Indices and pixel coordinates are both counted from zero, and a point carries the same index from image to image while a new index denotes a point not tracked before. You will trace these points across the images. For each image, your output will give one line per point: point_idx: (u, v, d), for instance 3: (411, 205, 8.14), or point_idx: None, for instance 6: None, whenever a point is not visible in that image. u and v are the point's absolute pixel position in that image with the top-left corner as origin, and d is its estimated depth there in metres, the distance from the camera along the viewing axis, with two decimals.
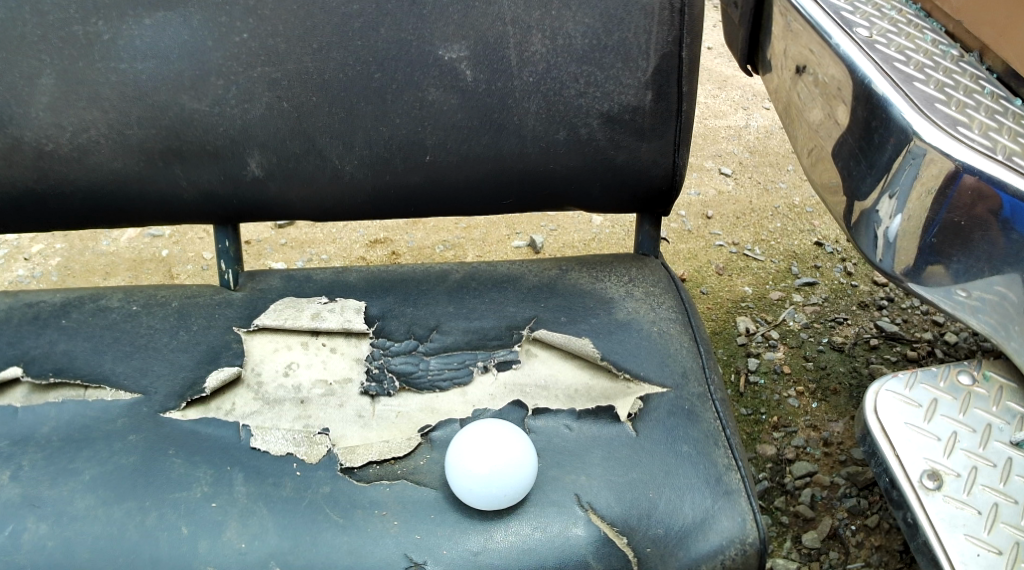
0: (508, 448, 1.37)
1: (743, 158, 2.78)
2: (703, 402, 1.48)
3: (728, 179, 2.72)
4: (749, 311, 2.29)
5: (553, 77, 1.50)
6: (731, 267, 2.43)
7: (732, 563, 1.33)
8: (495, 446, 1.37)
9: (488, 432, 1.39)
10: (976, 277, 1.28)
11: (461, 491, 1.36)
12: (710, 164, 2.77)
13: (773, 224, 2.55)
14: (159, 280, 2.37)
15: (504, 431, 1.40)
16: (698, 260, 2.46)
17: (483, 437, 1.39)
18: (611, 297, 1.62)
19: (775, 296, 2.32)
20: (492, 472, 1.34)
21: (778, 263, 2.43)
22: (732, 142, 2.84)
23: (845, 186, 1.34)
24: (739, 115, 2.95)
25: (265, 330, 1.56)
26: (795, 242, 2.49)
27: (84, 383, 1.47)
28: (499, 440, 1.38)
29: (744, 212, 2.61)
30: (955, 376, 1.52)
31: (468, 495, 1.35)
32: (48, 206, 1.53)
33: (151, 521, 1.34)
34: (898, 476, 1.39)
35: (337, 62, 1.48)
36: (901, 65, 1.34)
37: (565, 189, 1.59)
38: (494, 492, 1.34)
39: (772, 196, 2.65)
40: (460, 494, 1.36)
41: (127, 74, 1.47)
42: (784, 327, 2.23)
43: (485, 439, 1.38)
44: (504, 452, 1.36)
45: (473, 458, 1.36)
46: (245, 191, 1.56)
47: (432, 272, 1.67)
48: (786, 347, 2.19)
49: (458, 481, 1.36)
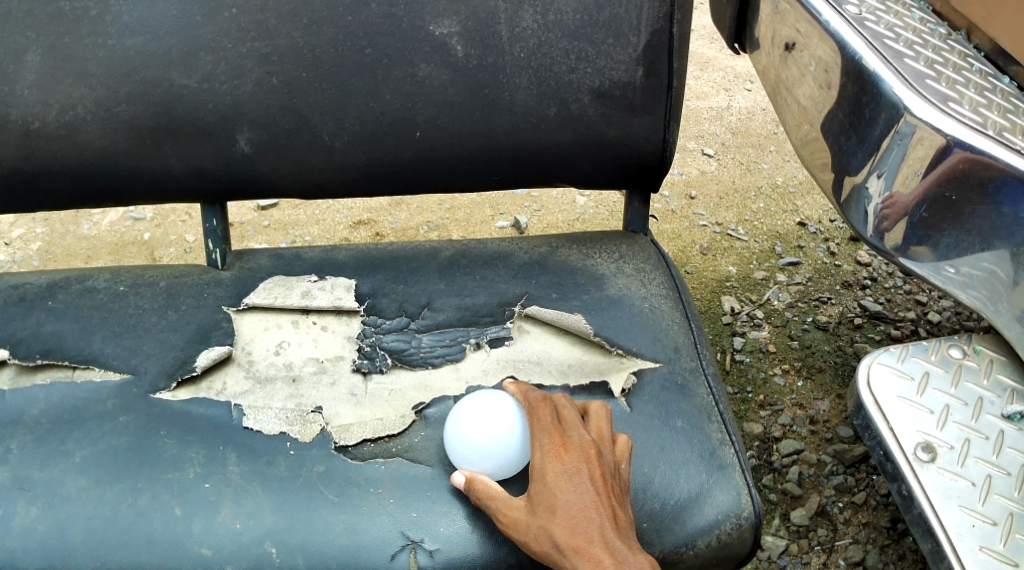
0: (507, 417, 1.37)
1: (725, 139, 2.76)
2: (695, 377, 1.48)
3: (711, 159, 2.69)
4: (734, 291, 2.28)
5: (545, 52, 1.48)
6: (715, 247, 2.42)
7: (727, 537, 1.34)
8: (492, 416, 1.37)
9: (481, 402, 1.39)
10: (967, 252, 1.28)
11: (460, 460, 1.36)
12: (693, 145, 2.74)
13: (757, 204, 2.54)
14: (143, 263, 2.37)
15: (498, 400, 1.39)
16: (683, 240, 2.44)
17: (477, 407, 1.38)
18: (602, 273, 1.61)
19: (759, 276, 2.31)
20: (485, 441, 1.34)
21: (763, 243, 2.42)
22: (714, 124, 2.81)
23: (835, 163, 1.33)
24: (721, 96, 2.91)
25: (255, 309, 1.55)
26: (778, 222, 2.47)
27: (72, 363, 1.47)
28: (503, 409, 1.38)
29: (728, 192, 2.58)
30: (945, 350, 1.50)
31: (467, 464, 1.35)
32: (37, 185, 1.53)
33: (144, 502, 1.35)
34: (892, 449, 1.39)
35: (328, 38, 1.47)
36: (891, 42, 1.32)
37: (556, 167, 1.58)
38: (490, 460, 1.34)
39: (755, 176, 2.63)
40: (459, 463, 1.36)
41: (115, 49, 1.45)
42: (768, 306, 2.23)
43: (480, 409, 1.37)
44: (502, 421, 1.36)
45: (471, 428, 1.36)
46: (235, 168, 1.55)
47: (422, 250, 1.66)
48: (771, 326, 2.18)
49: (455, 451, 1.36)
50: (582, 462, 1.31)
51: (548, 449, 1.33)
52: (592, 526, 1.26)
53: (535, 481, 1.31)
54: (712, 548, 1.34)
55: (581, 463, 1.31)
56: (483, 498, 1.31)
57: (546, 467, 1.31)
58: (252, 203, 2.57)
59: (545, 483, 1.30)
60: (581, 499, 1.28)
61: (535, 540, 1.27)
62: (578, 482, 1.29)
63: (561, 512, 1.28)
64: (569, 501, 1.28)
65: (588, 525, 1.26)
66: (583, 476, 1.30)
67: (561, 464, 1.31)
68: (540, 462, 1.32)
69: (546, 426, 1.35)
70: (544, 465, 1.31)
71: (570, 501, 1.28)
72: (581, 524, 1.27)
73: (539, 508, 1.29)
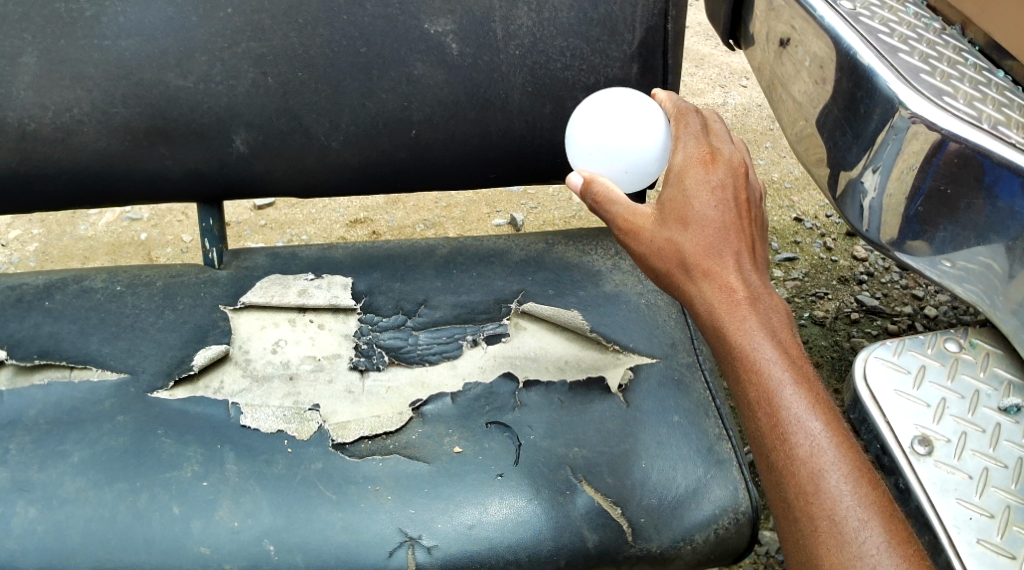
0: (643, 121, 1.32)
1: None
2: (692, 372, 1.48)
3: None
4: None
5: (539, 50, 1.48)
6: None
7: (725, 531, 1.34)
8: (624, 117, 1.31)
9: (616, 96, 1.33)
10: (962, 246, 1.28)
11: (583, 162, 1.34)
12: None
13: None
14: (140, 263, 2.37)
15: (638, 100, 1.34)
16: None
17: (609, 102, 1.33)
18: (598, 270, 1.61)
19: None
20: (616, 145, 1.31)
21: None
22: None
23: (830, 158, 1.33)
24: (716, 92, 2.91)
25: (252, 307, 1.56)
26: (774, 218, 2.47)
27: (70, 364, 1.47)
28: (640, 115, 1.32)
29: None
30: (942, 343, 1.44)
31: (592, 167, 1.34)
32: (34, 188, 1.53)
33: (143, 502, 1.35)
34: (888, 442, 1.36)
35: (323, 37, 1.47)
36: (886, 38, 1.32)
37: (552, 162, 1.59)
38: (617, 165, 1.32)
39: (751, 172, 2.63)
40: (584, 164, 1.34)
41: (110, 51, 1.45)
42: None
43: (621, 107, 1.32)
44: (635, 126, 1.31)
45: (596, 129, 1.32)
46: (231, 168, 1.55)
47: (418, 248, 1.66)
48: None
49: (575, 151, 1.34)
50: (728, 177, 1.26)
51: (692, 157, 1.27)
52: (728, 248, 1.22)
53: (672, 184, 1.25)
54: (710, 543, 1.34)
55: (727, 177, 1.26)
56: (600, 202, 1.27)
57: (689, 173, 1.25)
58: (248, 201, 2.57)
59: (683, 189, 1.24)
60: (722, 217, 1.23)
61: (659, 251, 1.24)
62: (720, 198, 1.24)
63: (696, 225, 1.22)
64: (708, 215, 1.22)
65: (724, 245, 1.22)
66: (727, 192, 1.25)
67: (705, 173, 1.25)
68: (683, 168, 1.26)
69: (693, 133, 1.31)
70: (686, 170, 1.25)
71: (709, 216, 1.22)
72: (716, 244, 1.22)
73: (670, 217, 1.24)
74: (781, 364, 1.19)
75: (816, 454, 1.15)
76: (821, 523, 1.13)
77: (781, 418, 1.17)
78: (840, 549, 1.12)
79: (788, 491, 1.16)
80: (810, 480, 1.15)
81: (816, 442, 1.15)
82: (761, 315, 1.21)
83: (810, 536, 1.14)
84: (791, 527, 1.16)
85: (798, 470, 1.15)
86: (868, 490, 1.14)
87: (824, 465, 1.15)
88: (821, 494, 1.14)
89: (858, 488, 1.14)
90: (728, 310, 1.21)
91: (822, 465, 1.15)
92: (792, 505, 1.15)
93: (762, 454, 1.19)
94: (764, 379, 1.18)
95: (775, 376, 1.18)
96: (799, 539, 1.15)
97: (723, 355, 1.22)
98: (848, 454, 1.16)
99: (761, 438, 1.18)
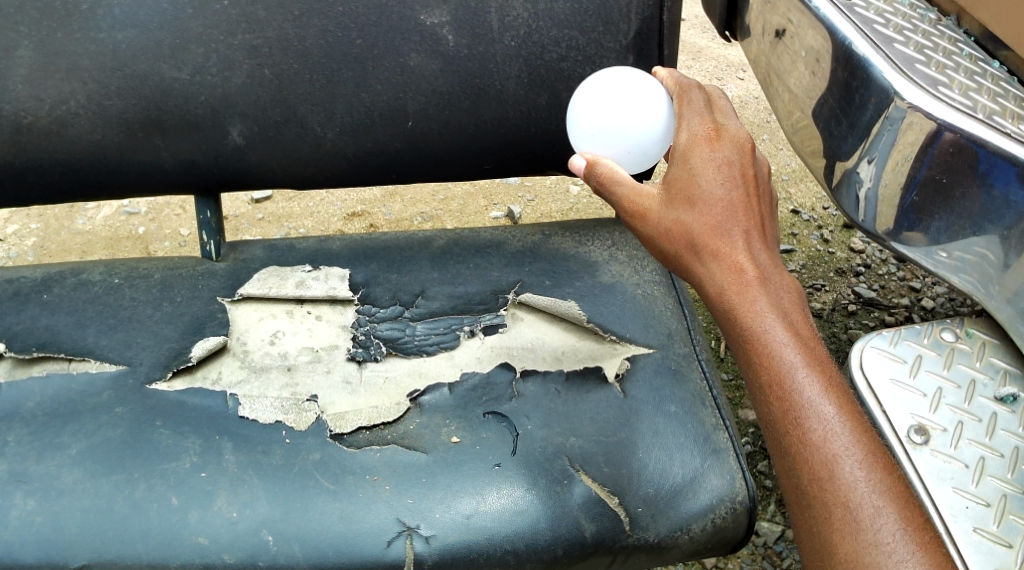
0: (643, 101, 1.32)
1: None
2: (689, 362, 1.49)
3: None
4: None
5: (535, 40, 1.48)
6: None
7: (721, 521, 1.35)
8: (626, 98, 1.32)
9: (616, 77, 1.34)
10: (957, 235, 1.28)
11: (585, 144, 1.34)
12: None
13: None
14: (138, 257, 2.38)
15: (640, 78, 1.34)
16: None
17: (611, 82, 1.33)
18: (595, 260, 1.62)
19: None
20: (619, 126, 1.31)
21: None
22: None
23: (826, 148, 1.33)
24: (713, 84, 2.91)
25: (250, 299, 1.56)
26: None
27: (68, 356, 1.48)
28: (642, 95, 1.33)
29: None
30: (938, 333, 1.44)
31: (595, 149, 1.34)
32: (28, 181, 1.53)
33: (140, 493, 1.35)
34: (885, 431, 1.35)
35: (317, 28, 1.47)
36: (881, 28, 1.32)
37: (547, 153, 1.59)
38: (620, 146, 1.32)
39: None
40: (586, 147, 1.35)
41: (105, 43, 1.45)
42: None
43: (621, 87, 1.33)
44: (637, 106, 1.31)
45: (597, 110, 1.32)
46: (227, 160, 1.55)
47: (415, 239, 1.66)
48: None
49: (576, 133, 1.35)
50: (734, 153, 1.26)
51: (697, 134, 1.27)
52: (736, 227, 1.22)
53: (677, 164, 1.26)
54: (707, 532, 1.35)
55: (733, 153, 1.26)
56: (606, 184, 1.29)
57: (694, 151, 1.25)
58: (245, 195, 2.57)
59: (688, 168, 1.25)
60: (729, 196, 1.23)
61: (667, 232, 1.24)
62: (726, 175, 1.24)
63: (703, 206, 1.23)
64: (714, 194, 1.23)
65: (732, 224, 1.22)
66: (734, 169, 1.25)
67: (710, 151, 1.25)
68: (688, 145, 1.26)
69: (696, 110, 1.31)
70: (692, 149, 1.26)
71: (715, 195, 1.23)
72: (724, 224, 1.22)
73: (677, 198, 1.24)
74: (793, 345, 1.19)
75: (828, 440, 1.15)
76: (835, 511, 1.14)
77: (793, 402, 1.17)
78: (854, 538, 1.12)
79: (802, 478, 1.16)
80: (823, 466, 1.15)
81: (829, 426, 1.15)
82: (772, 296, 1.21)
83: (824, 525, 1.14)
84: (804, 514, 1.16)
85: (811, 458, 1.15)
86: (881, 476, 1.14)
87: (836, 451, 1.15)
88: (835, 480, 1.14)
89: (872, 475, 1.14)
90: (738, 291, 1.21)
91: (835, 451, 1.15)
92: (804, 492, 1.15)
93: (774, 440, 1.19)
94: (775, 361, 1.18)
95: (786, 358, 1.18)
96: (812, 527, 1.15)
97: (733, 337, 1.22)
98: (861, 439, 1.16)
99: (773, 423, 1.18)
